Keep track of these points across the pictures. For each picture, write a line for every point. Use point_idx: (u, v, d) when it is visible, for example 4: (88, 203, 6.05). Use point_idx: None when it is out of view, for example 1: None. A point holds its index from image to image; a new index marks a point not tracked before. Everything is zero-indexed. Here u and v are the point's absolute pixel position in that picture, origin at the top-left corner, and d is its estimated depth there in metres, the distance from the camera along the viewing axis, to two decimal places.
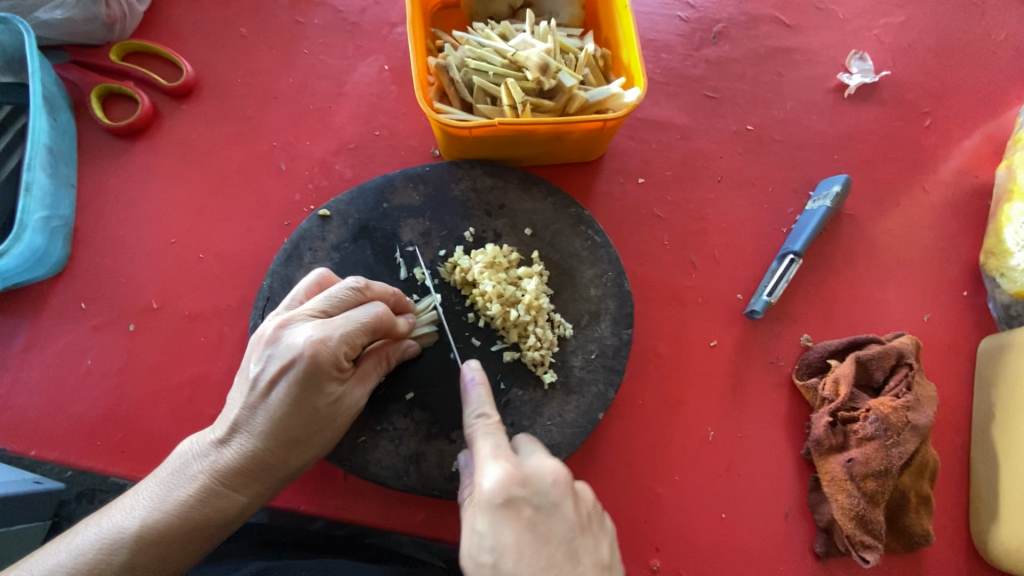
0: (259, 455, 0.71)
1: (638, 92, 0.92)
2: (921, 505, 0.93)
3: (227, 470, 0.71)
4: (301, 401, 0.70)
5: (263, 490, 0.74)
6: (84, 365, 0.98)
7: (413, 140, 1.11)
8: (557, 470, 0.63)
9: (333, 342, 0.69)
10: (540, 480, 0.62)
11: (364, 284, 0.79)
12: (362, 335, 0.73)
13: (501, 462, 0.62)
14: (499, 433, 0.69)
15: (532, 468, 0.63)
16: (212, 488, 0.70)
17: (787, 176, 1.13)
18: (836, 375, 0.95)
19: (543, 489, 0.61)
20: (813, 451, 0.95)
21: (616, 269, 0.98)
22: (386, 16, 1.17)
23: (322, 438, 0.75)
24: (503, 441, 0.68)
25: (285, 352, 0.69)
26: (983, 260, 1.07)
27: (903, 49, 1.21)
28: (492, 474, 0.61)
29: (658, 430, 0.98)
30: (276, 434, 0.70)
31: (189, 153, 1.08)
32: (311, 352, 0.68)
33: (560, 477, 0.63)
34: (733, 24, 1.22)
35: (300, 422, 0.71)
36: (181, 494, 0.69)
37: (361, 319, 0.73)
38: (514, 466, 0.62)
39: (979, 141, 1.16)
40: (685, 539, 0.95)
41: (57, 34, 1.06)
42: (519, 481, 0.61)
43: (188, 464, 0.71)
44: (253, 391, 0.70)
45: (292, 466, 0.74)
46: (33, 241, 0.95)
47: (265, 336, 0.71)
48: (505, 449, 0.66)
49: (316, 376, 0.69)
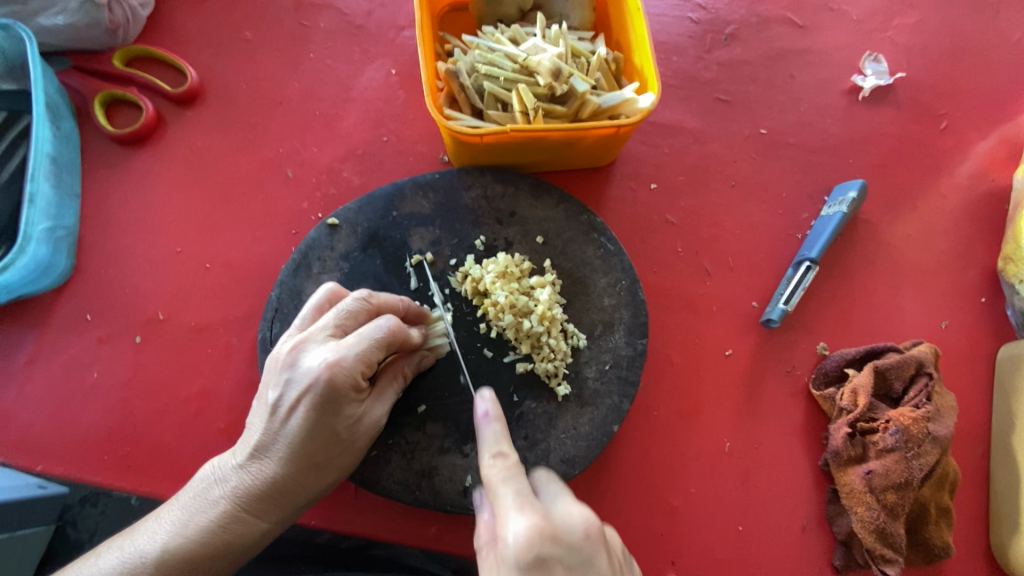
0: (279, 480, 0.70)
1: (652, 97, 0.90)
2: (942, 517, 0.92)
3: (247, 495, 0.70)
4: (319, 426, 0.69)
5: (283, 514, 0.73)
6: (90, 377, 0.96)
7: (421, 146, 1.09)
8: (587, 522, 0.62)
9: (348, 363, 0.68)
10: (570, 534, 0.60)
11: (370, 297, 0.77)
12: (377, 353, 0.71)
13: (529, 517, 0.60)
14: (521, 479, 0.66)
15: (561, 520, 0.61)
16: (233, 513, 0.70)
17: (802, 181, 1.11)
18: (854, 384, 0.94)
19: (574, 544, 0.59)
20: (831, 462, 0.93)
21: (630, 277, 0.96)
22: (392, 19, 1.15)
23: (342, 461, 0.74)
24: (526, 488, 0.65)
25: (301, 375, 0.68)
26: (1002, 266, 1.05)
27: (917, 50, 1.19)
28: (521, 532, 0.59)
29: (672, 441, 0.97)
30: (294, 460, 0.70)
31: (194, 161, 1.06)
32: (326, 375, 0.66)
33: (588, 528, 0.61)
34: (745, 25, 1.19)
35: (319, 446, 0.70)
36: (203, 519, 0.70)
37: (375, 336, 0.71)
38: (543, 518, 0.60)
39: (995, 144, 1.14)
40: (702, 552, 0.93)
41: (59, 40, 1.03)
42: (550, 537, 0.59)
43: (210, 489, 0.72)
44: (273, 417, 0.69)
45: (312, 490, 0.73)
46: (38, 253, 0.93)
47: (281, 358, 0.70)
48: (529, 497, 0.64)
49: (333, 399, 0.68)
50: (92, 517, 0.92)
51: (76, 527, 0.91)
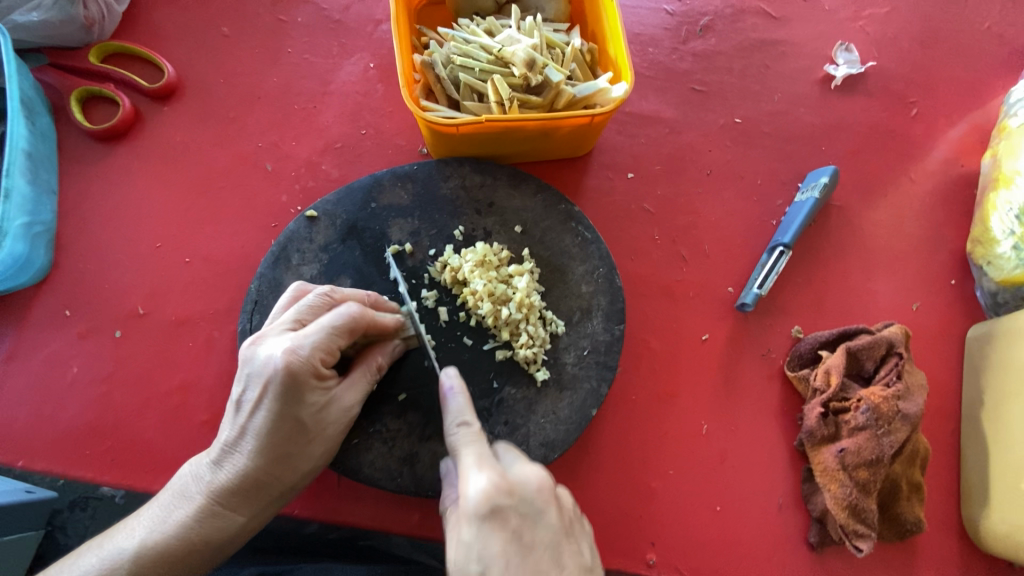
0: (252, 472, 0.71)
1: (625, 86, 0.91)
2: (913, 493, 0.94)
3: (222, 489, 0.71)
4: (283, 415, 0.70)
5: (261, 507, 0.74)
6: (70, 373, 0.96)
7: (400, 138, 1.10)
8: (542, 477, 0.65)
9: (305, 351, 0.70)
10: (524, 488, 0.63)
11: (333, 291, 0.80)
12: (336, 340, 0.73)
13: (487, 473, 0.63)
14: (482, 442, 0.68)
15: (517, 477, 0.64)
16: (209, 508, 0.71)
17: (776, 168, 1.13)
18: (828, 365, 0.96)
19: (527, 497, 0.63)
20: (806, 442, 0.95)
21: (607, 265, 0.98)
22: (370, 13, 1.16)
23: (315, 451, 0.75)
24: (486, 449, 0.68)
25: (261, 367, 0.69)
26: (971, 248, 1.08)
27: (889, 39, 1.22)
28: (480, 486, 0.62)
29: (651, 424, 0.99)
30: (265, 452, 0.71)
31: (173, 156, 1.06)
32: (284, 364, 0.68)
33: (542, 484, 0.65)
34: (719, 17, 1.21)
35: (287, 436, 0.71)
36: (180, 515, 0.71)
37: (334, 323, 0.73)
38: (500, 474, 0.64)
39: (965, 130, 1.17)
40: (680, 532, 0.95)
41: (35, 37, 1.04)
42: (506, 491, 0.62)
43: (186, 485, 0.73)
44: (239, 412, 0.71)
45: (287, 482, 0.74)
46: (14, 249, 0.94)
47: (242, 355, 0.72)
48: (488, 456, 0.66)
49: (295, 388, 0.69)
50: (81, 522, 0.91)
51: (66, 531, 0.90)
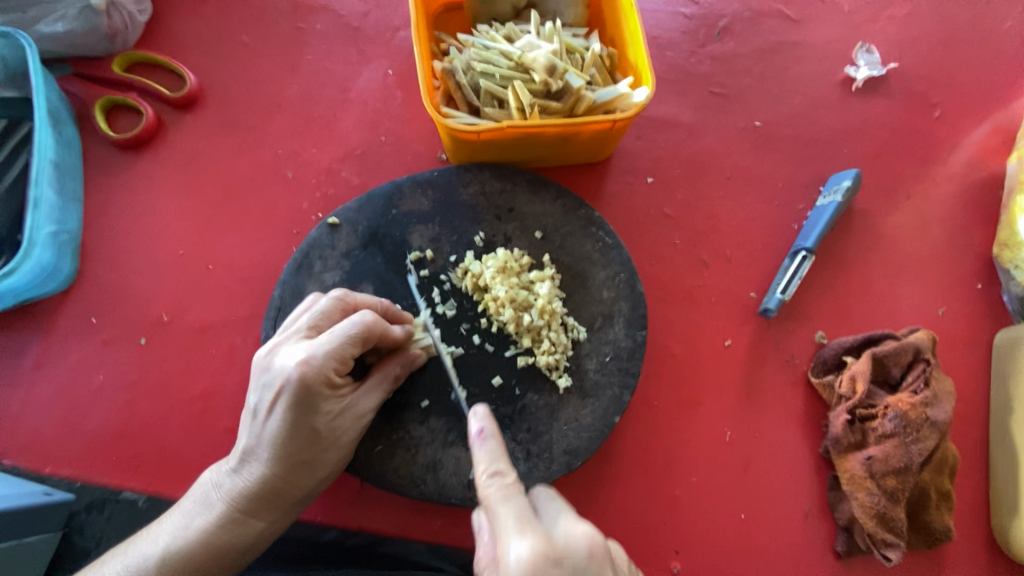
0: (269, 479, 0.72)
1: (646, 91, 0.90)
2: (943, 501, 0.93)
3: (241, 497, 0.72)
4: (298, 423, 0.70)
5: (279, 514, 0.74)
6: (96, 380, 0.97)
7: (419, 145, 1.10)
8: (590, 537, 0.60)
9: (319, 360, 0.70)
10: (571, 552, 0.58)
11: (345, 294, 0.80)
12: (351, 349, 0.72)
13: (529, 540, 0.58)
14: (519, 499, 0.63)
15: (561, 539, 0.59)
16: (230, 515, 0.72)
17: (797, 172, 1.12)
18: (853, 371, 0.94)
19: (576, 562, 0.58)
20: (831, 449, 0.94)
21: (628, 270, 0.97)
22: (388, 20, 1.16)
23: (330, 459, 0.75)
24: (524, 506, 0.63)
25: (276, 376, 0.70)
26: (998, 252, 1.06)
27: (910, 40, 1.20)
28: (523, 558, 0.57)
29: (674, 431, 0.98)
30: (281, 459, 0.71)
31: (195, 164, 1.07)
32: (298, 374, 0.68)
33: (591, 545, 0.59)
34: (738, 19, 1.20)
35: (301, 445, 0.72)
36: (201, 522, 0.71)
37: (346, 331, 0.72)
38: (543, 540, 0.58)
39: (989, 132, 1.15)
40: (705, 540, 0.94)
41: (60, 46, 1.05)
42: (551, 558, 0.57)
43: (207, 492, 0.73)
44: (255, 420, 0.72)
45: (303, 489, 0.74)
46: (42, 257, 0.95)
47: (259, 363, 0.73)
48: (528, 516, 0.61)
49: (309, 398, 0.70)
50: (98, 524, 0.91)
51: (83, 534, 0.90)
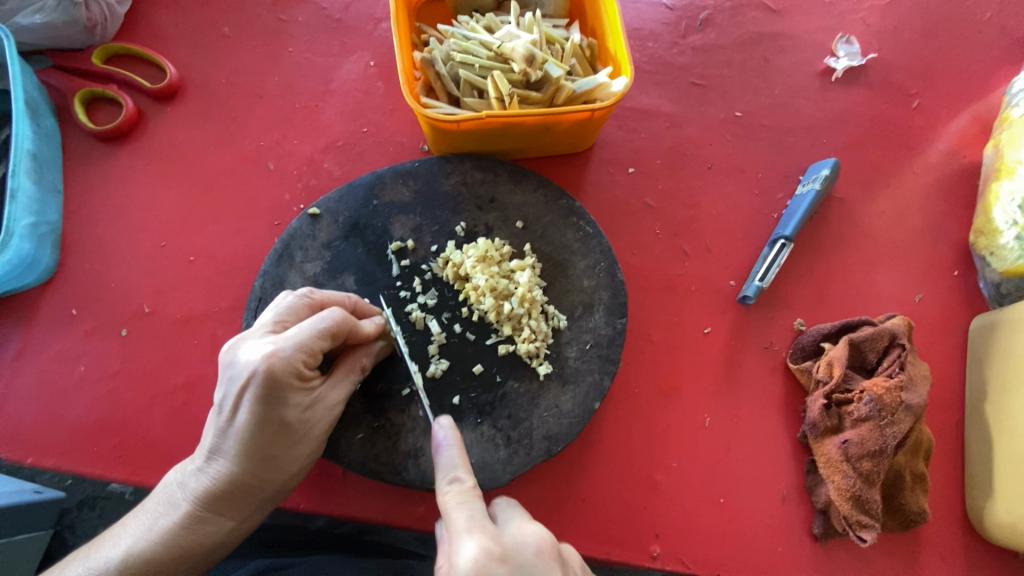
0: (236, 476, 0.72)
1: (624, 81, 0.91)
2: (917, 483, 0.94)
3: (207, 495, 0.72)
4: (265, 418, 0.70)
5: (249, 510, 0.75)
6: (77, 371, 0.97)
7: (402, 135, 1.10)
8: (540, 540, 0.62)
9: (287, 352, 0.70)
10: (520, 554, 0.60)
11: (310, 292, 0.81)
12: (320, 342, 0.73)
13: (479, 539, 0.60)
14: (475, 501, 0.65)
15: (512, 541, 0.61)
16: (196, 514, 0.72)
17: (777, 161, 1.13)
18: (830, 357, 0.96)
19: (524, 562, 0.59)
20: (809, 433, 0.95)
21: (608, 259, 0.98)
22: (370, 11, 1.16)
23: (301, 451, 0.76)
24: (478, 511, 0.64)
25: (241, 370, 0.69)
26: (974, 239, 1.07)
27: (890, 31, 1.21)
28: (471, 555, 0.58)
29: (655, 417, 0.99)
30: (249, 456, 0.71)
31: (176, 155, 1.07)
32: (265, 367, 0.67)
33: (540, 547, 0.61)
34: (719, 11, 1.21)
35: (271, 439, 0.71)
36: (165, 523, 0.71)
37: (316, 326, 0.73)
38: (493, 541, 0.60)
39: (967, 122, 1.17)
40: (684, 524, 0.95)
41: (37, 38, 1.05)
42: (500, 558, 0.58)
43: (172, 492, 0.73)
44: (220, 416, 0.71)
45: (273, 484, 0.75)
46: (21, 248, 0.95)
47: (222, 359, 0.71)
48: (480, 520, 0.63)
49: (277, 390, 0.69)
50: (90, 520, 0.99)
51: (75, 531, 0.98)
